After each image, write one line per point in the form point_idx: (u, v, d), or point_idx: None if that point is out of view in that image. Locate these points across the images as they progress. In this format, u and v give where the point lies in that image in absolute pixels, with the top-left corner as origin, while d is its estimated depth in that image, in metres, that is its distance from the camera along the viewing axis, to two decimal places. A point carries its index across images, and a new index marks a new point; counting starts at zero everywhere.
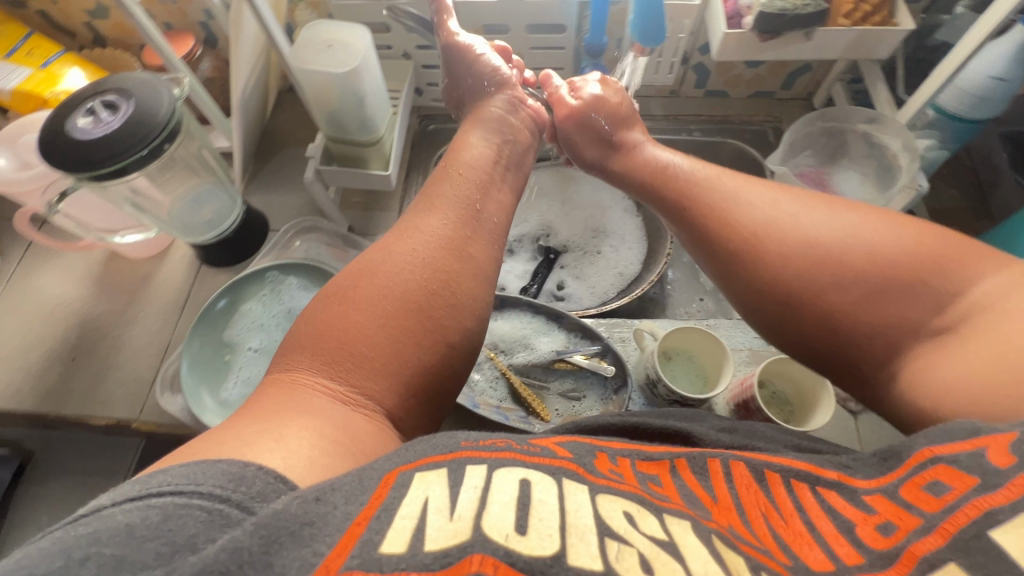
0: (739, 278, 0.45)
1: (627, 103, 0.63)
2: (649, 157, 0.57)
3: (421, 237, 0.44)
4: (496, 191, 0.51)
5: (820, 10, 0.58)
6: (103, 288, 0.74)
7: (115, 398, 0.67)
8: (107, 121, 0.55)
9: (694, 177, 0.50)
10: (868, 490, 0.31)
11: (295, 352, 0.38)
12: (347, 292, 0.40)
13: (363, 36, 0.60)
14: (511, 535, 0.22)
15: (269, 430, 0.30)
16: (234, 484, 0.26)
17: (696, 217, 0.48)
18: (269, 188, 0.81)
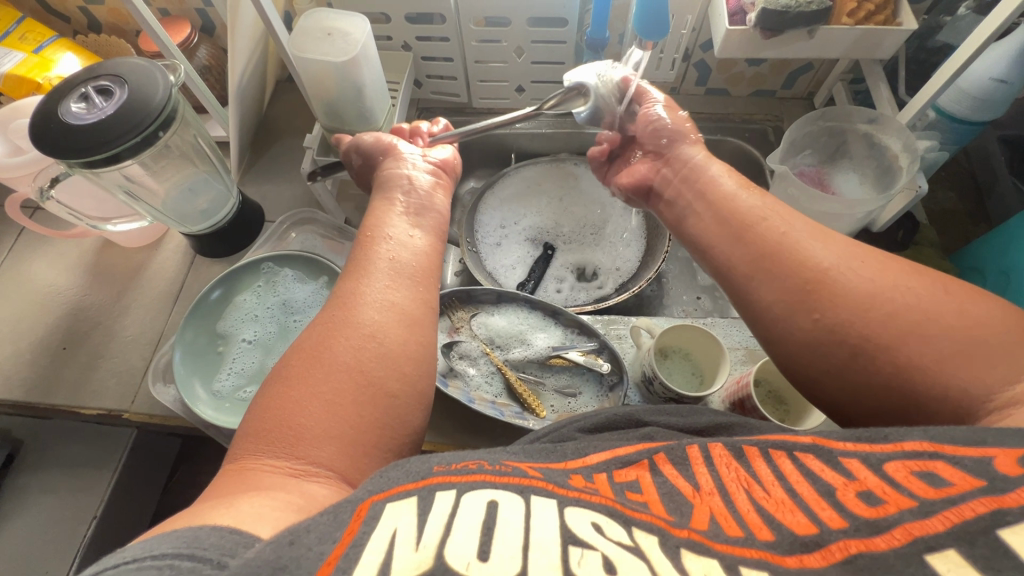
0: (805, 314, 0.40)
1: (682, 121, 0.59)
2: (696, 167, 0.54)
3: (354, 308, 0.42)
4: (420, 252, 0.49)
5: (824, 8, 0.58)
6: (96, 277, 0.74)
7: (108, 388, 0.66)
8: (100, 107, 0.54)
9: (765, 205, 0.47)
10: (845, 452, 0.31)
11: (242, 440, 0.37)
12: (288, 374, 0.39)
13: (362, 25, 0.59)
14: (472, 563, 0.24)
15: (219, 502, 0.31)
16: (190, 543, 0.25)
17: (765, 248, 0.44)
18: (265, 178, 0.81)
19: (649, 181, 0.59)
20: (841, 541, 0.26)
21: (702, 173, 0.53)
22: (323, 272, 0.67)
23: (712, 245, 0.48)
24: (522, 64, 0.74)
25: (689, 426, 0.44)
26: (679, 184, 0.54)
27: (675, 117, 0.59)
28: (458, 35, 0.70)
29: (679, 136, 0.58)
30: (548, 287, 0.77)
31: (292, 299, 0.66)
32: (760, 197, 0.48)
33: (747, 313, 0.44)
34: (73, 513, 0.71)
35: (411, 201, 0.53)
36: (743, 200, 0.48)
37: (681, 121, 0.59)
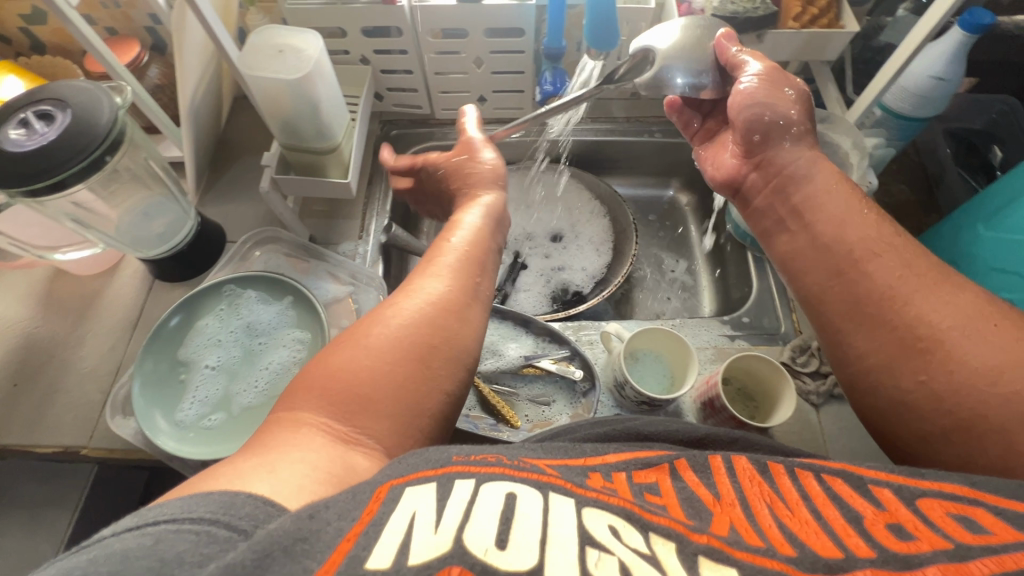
0: (909, 372, 0.41)
1: (791, 108, 0.53)
2: (806, 174, 0.51)
3: (434, 305, 0.43)
4: (485, 259, 0.50)
5: (771, 13, 0.60)
6: (49, 308, 0.71)
7: (64, 423, 0.64)
8: (41, 133, 0.52)
9: (880, 240, 0.46)
10: (876, 481, 0.34)
11: (301, 391, 0.37)
12: (362, 339, 0.40)
13: (314, 41, 0.58)
14: (491, 550, 0.24)
15: (263, 462, 0.31)
16: (225, 509, 0.26)
17: (869, 294, 0.44)
18: (225, 198, 0.79)
19: (737, 182, 0.57)
20: (867, 569, 0.27)
21: (800, 184, 0.51)
22: (286, 290, 0.66)
23: (802, 261, 0.50)
24: (482, 74, 0.74)
25: (690, 435, 0.44)
26: (772, 193, 0.53)
27: (772, 93, 0.53)
28: (416, 48, 0.70)
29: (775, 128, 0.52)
30: (521, 295, 0.77)
31: (257, 321, 0.64)
32: (878, 228, 0.47)
33: (840, 356, 0.47)
34: (30, 557, 0.68)
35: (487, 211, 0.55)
36: (855, 229, 0.47)
37: (781, 102, 0.53)
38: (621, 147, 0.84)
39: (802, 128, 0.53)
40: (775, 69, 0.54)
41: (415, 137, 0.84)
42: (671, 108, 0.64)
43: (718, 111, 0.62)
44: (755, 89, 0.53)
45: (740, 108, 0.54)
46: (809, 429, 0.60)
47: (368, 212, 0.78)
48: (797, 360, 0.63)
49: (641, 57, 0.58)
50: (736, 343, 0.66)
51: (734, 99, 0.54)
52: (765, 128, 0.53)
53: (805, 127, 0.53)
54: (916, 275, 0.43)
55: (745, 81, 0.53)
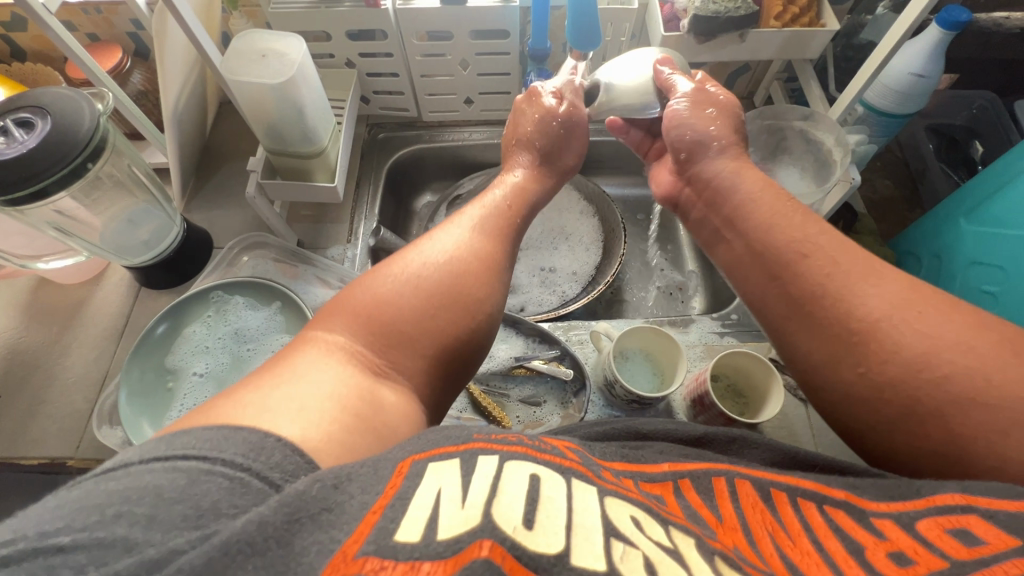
0: (848, 366, 0.40)
1: (712, 124, 0.55)
2: (725, 185, 0.52)
3: (480, 265, 0.49)
4: (521, 217, 0.57)
5: (751, 12, 0.60)
6: (32, 318, 0.70)
7: (49, 435, 0.63)
8: (20, 141, 0.51)
9: (806, 238, 0.45)
10: (877, 514, 0.34)
11: (345, 315, 0.42)
12: (407, 278, 0.45)
13: (297, 45, 0.58)
14: (519, 527, 0.24)
15: (292, 396, 0.33)
16: (255, 453, 0.28)
17: (804, 293, 0.43)
18: (212, 204, 0.78)
19: (674, 198, 0.60)
20: None
21: (728, 195, 0.52)
22: (275, 297, 0.65)
23: (741, 267, 0.49)
24: (469, 76, 0.74)
25: (687, 434, 0.45)
26: (703, 206, 0.55)
27: (696, 114, 0.56)
28: (401, 50, 0.70)
29: (699, 148, 0.55)
30: (513, 297, 0.77)
31: (245, 328, 0.63)
32: (805, 226, 0.46)
33: (788, 356, 0.45)
34: None
35: (530, 169, 0.62)
36: (784, 232, 0.47)
37: (704, 121, 0.56)
38: (608, 147, 0.84)
39: (732, 141, 0.55)
40: (698, 90, 0.57)
41: (403, 140, 0.84)
42: (615, 130, 0.66)
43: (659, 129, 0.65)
44: (681, 111, 0.56)
45: (669, 130, 0.57)
46: (798, 424, 0.60)
47: (356, 216, 0.78)
48: None
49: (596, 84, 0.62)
50: (726, 339, 0.66)
51: (665, 120, 0.57)
52: (691, 143, 0.56)
53: (730, 141, 0.55)
54: (848, 267, 0.42)
55: (676, 103, 0.57)
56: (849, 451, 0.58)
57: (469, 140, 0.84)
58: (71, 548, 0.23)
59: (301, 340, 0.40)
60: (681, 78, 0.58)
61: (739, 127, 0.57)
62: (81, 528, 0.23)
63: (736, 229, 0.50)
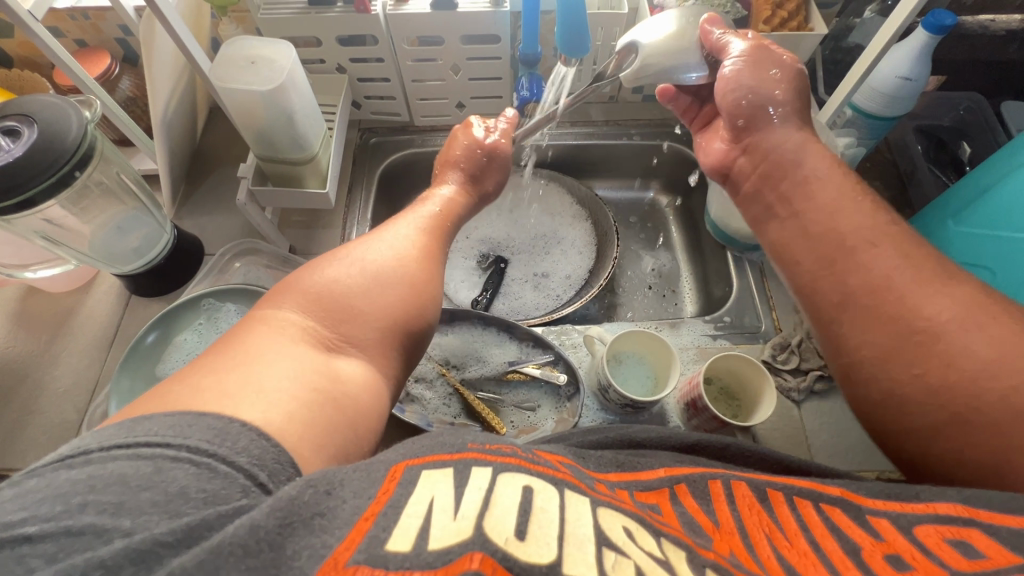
0: (902, 365, 0.42)
1: (777, 85, 0.53)
2: (789, 155, 0.52)
3: (416, 256, 0.48)
4: (450, 228, 0.56)
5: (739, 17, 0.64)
6: (21, 327, 0.69)
7: (38, 445, 0.62)
8: (6, 149, 0.50)
9: (875, 229, 0.46)
10: (873, 512, 0.35)
11: (291, 295, 0.41)
12: (353, 259, 0.45)
13: (287, 52, 0.58)
14: (511, 540, 0.24)
15: (251, 379, 0.33)
16: (220, 439, 0.28)
17: (862, 285, 0.45)
18: (202, 210, 0.78)
19: (726, 167, 0.57)
20: None
21: (792, 169, 0.51)
22: None
23: (797, 255, 0.50)
24: (460, 81, 0.74)
25: (682, 441, 0.45)
26: (759, 179, 0.54)
27: (755, 77, 0.53)
28: (392, 56, 0.70)
29: (759, 113, 0.53)
30: (507, 301, 0.77)
31: None
32: (864, 218, 0.47)
33: (834, 346, 0.47)
34: None
35: (459, 186, 0.61)
36: (849, 224, 0.47)
37: (765, 84, 0.53)
38: (600, 150, 0.84)
39: (794, 106, 0.53)
40: (760, 48, 0.54)
41: (395, 145, 0.83)
42: (665, 97, 0.64)
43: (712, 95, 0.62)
44: (739, 71, 0.53)
45: (724, 92, 0.54)
46: (791, 426, 0.61)
47: (348, 222, 0.77)
48: (778, 358, 0.64)
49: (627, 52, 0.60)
50: (719, 342, 0.67)
51: (718, 83, 0.55)
52: (751, 107, 0.53)
53: (791, 107, 0.53)
54: (912, 268, 0.43)
55: (728, 65, 0.54)
56: (841, 453, 0.59)
57: None
58: (38, 537, 0.23)
59: (250, 319, 0.40)
60: (738, 37, 0.55)
61: (803, 93, 0.55)
62: (46, 518, 0.23)
63: (803, 203, 0.50)
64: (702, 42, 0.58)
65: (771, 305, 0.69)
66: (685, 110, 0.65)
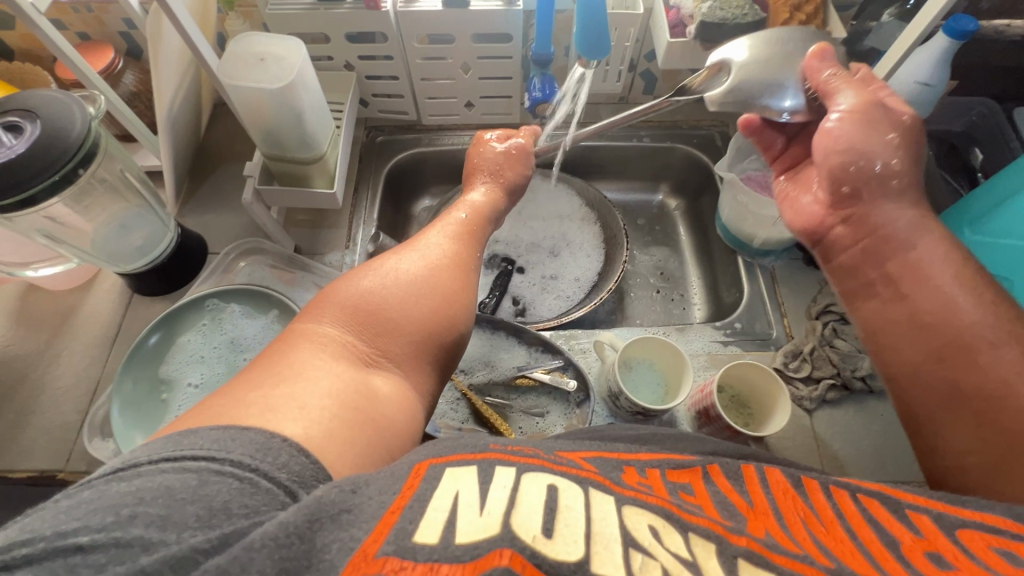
0: (1015, 479, 0.37)
1: (893, 150, 0.47)
2: (908, 234, 0.46)
3: (446, 263, 0.47)
4: (480, 235, 0.54)
5: (759, 19, 0.60)
6: (21, 326, 0.68)
7: (38, 447, 0.61)
8: (8, 145, 0.49)
9: (999, 323, 0.40)
10: (913, 505, 0.34)
11: (329, 307, 0.40)
12: (388, 267, 0.44)
13: (297, 49, 0.57)
14: (538, 537, 0.24)
15: (291, 395, 0.32)
16: (262, 453, 0.27)
17: (977, 385, 0.40)
18: (206, 208, 0.76)
19: (818, 234, 0.51)
20: None
21: (900, 248, 0.46)
22: (272, 305, 0.64)
23: (897, 338, 0.45)
24: (470, 80, 0.73)
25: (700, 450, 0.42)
26: (860, 253, 0.48)
27: (869, 136, 0.47)
28: (402, 53, 0.69)
29: (868, 180, 0.47)
30: (518, 305, 0.76)
31: (241, 336, 0.62)
32: (990, 308, 0.41)
33: (929, 443, 0.43)
34: None
35: (488, 189, 0.60)
36: (963, 312, 0.42)
37: (877, 149, 0.47)
38: (609, 152, 0.84)
39: (910, 176, 0.47)
40: (873, 105, 0.47)
41: (402, 143, 0.82)
42: (746, 130, 0.58)
43: (804, 136, 0.56)
44: (847, 131, 0.47)
45: (828, 152, 0.48)
46: (803, 435, 0.60)
47: (353, 221, 0.76)
48: (790, 366, 0.63)
49: (717, 69, 0.55)
50: (730, 349, 0.66)
51: (819, 138, 0.49)
52: (859, 172, 0.47)
53: (907, 179, 0.47)
54: None
55: (833, 120, 0.47)
56: (853, 462, 0.58)
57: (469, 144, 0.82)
58: (90, 547, 0.23)
59: (292, 333, 0.39)
60: (848, 85, 0.48)
61: (918, 158, 0.48)
62: (98, 528, 0.23)
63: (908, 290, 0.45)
64: (812, 79, 0.50)
65: (782, 311, 0.68)
66: (769, 148, 0.58)
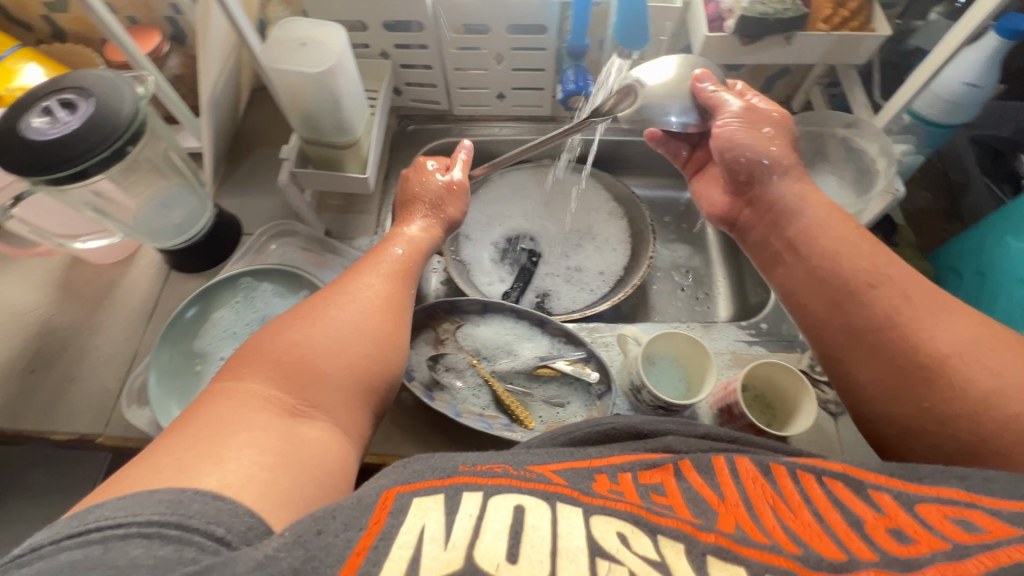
0: (909, 400, 0.43)
1: (774, 139, 0.56)
2: (795, 207, 0.54)
3: (365, 299, 0.48)
4: (416, 272, 0.55)
5: (800, 14, 0.59)
6: (65, 296, 0.71)
7: (79, 412, 0.64)
8: (64, 122, 0.52)
9: (877, 269, 0.47)
10: (876, 485, 0.35)
11: (251, 364, 0.41)
12: (312, 316, 0.45)
13: (338, 35, 0.58)
14: (501, 564, 0.27)
15: (207, 452, 0.33)
16: (172, 508, 0.29)
17: (867, 325, 0.46)
18: (241, 189, 0.79)
19: (731, 219, 0.60)
20: (869, 570, 0.28)
21: (792, 218, 0.53)
22: (303, 285, 0.65)
23: (801, 296, 0.52)
24: (503, 71, 0.73)
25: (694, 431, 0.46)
26: (765, 228, 0.56)
27: (750, 134, 0.56)
28: (437, 43, 0.70)
29: (757, 169, 0.55)
30: (542, 297, 0.76)
31: (272, 314, 0.64)
32: (873, 256, 0.48)
33: (843, 383, 0.48)
34: None
35: (426, 223, 0.60)
36: (849, 261, 0.48)
37: (761, 141, 0.56)
38: (637, 148, 0.83)
39: (789, 160, 0.56)
40: (751, 108, 0.56)
41: (433, 133, 0.83)
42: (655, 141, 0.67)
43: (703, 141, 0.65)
44: (734, 131, 0.55)
45: (722, 150, 0.56)
46: (827, 438, 0.59)
47: (383, 207, 0.78)
48: (816, 368, 0.62)
49: (627, 93, 0.58)
50: (754, 348, 0.65)
51: (716, 139, 0.57)
52: (747, 167, 0.56)
53: (790, 160, 0.56)
54: (912, 302, 0.44)
55: (728, 122, 0.56)
56: None
57: (498, 135, 0.83)
58: None
59: (213, 393, 0.39)
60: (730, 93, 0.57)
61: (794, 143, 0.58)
62: None
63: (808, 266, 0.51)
64: (697, 98, 0.58)
65: None
66: (676, 154, 0.67)
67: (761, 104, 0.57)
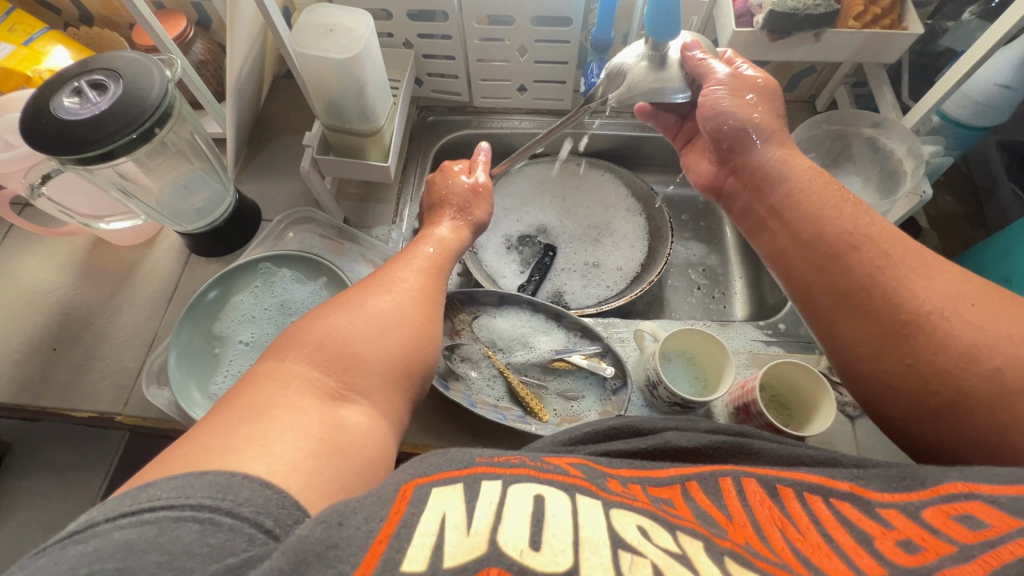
0: (895, 357, 0.43)
1: (761, 106, 0.55)
2: (777, 175, 0.53)
3: (399, 290, 0.49)
4: (446, 269, 0.56)
5: (832, 11, 0.58)
6: (87, 276, 0.72)
7: (99, 390, 0.65)
8: (94, 102, 0.52)
9: (858, 229, 0.46)
10: (882, 504, 0.34)
11: (293, 347, 0.41)
12: (349, 304, 0.45)
13: (366, 22, 0.58)
14: (525, 551, 0.26)
15: (255, 435, 0.33)
16: (223, 493, 0.28)
17: (853, 285, 0.45)
18: (262, 176, 0.79)
19: (717, 187, 0.60)
20: None
21: (775, 184, 0.53)
22: (322, 272, 0.66)
23: (789, 259, 0.51)
24: (525, 63, 0.73)
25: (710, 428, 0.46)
26: (749, 196, 0.56)
27: (734, 101, 0.55)
28: (460, 33, 0.70)
29: (743, 137, 0.55)
30: (557, 290, 0.76)
31: (290, 300, 0.64)
32: (855, 217, 0.47)
33: (830, 342, 0.48)
34: (60, 518, 0.69)
35: (454, 224, 0.60)
36: (832, 222, 0.48)
37: (744, 108, 0.55)
38: (657, 144, 0.83)
39: (774, 127, 0.55)
40: (739, 76, 0.56)
41: (452, 124, 0.83)
42: (645, 114, 0.67)
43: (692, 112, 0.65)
44: (720, 99, 0.55)
45: (707, 118, 0.56)
46: (843, 440, 0.59)
47: (402, 197, 0.78)
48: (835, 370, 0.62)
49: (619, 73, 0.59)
50: (772, 348, 0.65)
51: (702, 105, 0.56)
52: (733, 135, 0.55)
53: (775, 127, 0.55)
54: (895, 260, 0.44)
55: (714, 88, 0.55)
56: None
57: (518, 128, 0.82)
58: None
59: (256, 373, 0.39)
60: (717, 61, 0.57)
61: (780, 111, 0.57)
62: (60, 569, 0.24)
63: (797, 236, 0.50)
64: (684, 68, 0.58)
65: None
66: (666, 126, 0.67)
67: (749, 72, 0.57)
